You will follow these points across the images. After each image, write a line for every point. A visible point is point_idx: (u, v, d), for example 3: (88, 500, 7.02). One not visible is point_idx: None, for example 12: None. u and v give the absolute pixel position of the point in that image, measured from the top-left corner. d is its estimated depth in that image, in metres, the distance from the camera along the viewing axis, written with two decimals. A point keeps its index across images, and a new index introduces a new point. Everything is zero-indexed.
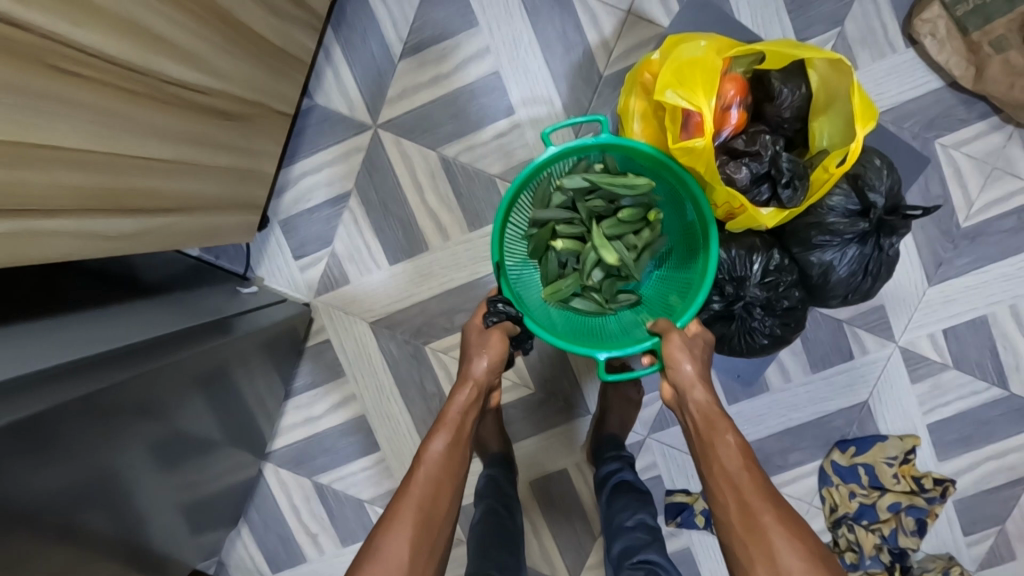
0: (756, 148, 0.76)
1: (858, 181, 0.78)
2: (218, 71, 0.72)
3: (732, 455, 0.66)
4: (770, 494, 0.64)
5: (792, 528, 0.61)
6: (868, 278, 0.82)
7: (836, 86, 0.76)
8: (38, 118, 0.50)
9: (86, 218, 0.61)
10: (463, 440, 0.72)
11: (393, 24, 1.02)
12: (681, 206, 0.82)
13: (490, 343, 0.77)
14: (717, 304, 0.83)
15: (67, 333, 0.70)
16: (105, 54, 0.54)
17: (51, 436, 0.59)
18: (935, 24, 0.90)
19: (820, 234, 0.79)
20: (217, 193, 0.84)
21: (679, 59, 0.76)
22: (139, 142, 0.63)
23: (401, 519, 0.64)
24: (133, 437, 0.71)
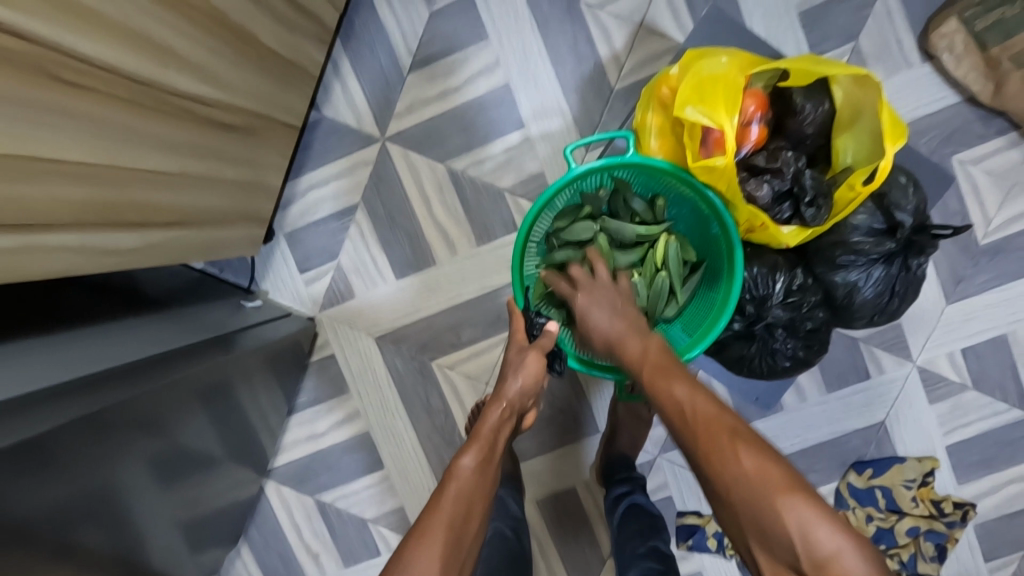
0: (778, 165, 0.73)
1: (883, 200, 0.76)
2: (224, 83, 0.70)
3: (664, 395, 0.59)
4: (705, 415, 0.55)
5: (726, 442, 0.52)
6: (895, 299, 0.79)
7: (862, 102, 0.74)
8: (38, 132, 0.48)
9: (88, 232, 0.59)
10: (494, 459, 0.67)
11: (402, 36, 1.01)
12: (706, 225, 0.79)
13: (527, 364, 0.73)
14: (737, 323, 0.81)
15: (65, 351, 0.68)
16: (111, 66, 0.52)
17: (52, 455, 0.57)
18: (953, 38, 0.88)
19: (845, 253, 0.77)
20: (223, 207, 0.82)
21: (700, 74, 0.74)
22: (143, 156, 0.62)
23: (430, 539, 0.57)
24: (134, 455, 0.69)
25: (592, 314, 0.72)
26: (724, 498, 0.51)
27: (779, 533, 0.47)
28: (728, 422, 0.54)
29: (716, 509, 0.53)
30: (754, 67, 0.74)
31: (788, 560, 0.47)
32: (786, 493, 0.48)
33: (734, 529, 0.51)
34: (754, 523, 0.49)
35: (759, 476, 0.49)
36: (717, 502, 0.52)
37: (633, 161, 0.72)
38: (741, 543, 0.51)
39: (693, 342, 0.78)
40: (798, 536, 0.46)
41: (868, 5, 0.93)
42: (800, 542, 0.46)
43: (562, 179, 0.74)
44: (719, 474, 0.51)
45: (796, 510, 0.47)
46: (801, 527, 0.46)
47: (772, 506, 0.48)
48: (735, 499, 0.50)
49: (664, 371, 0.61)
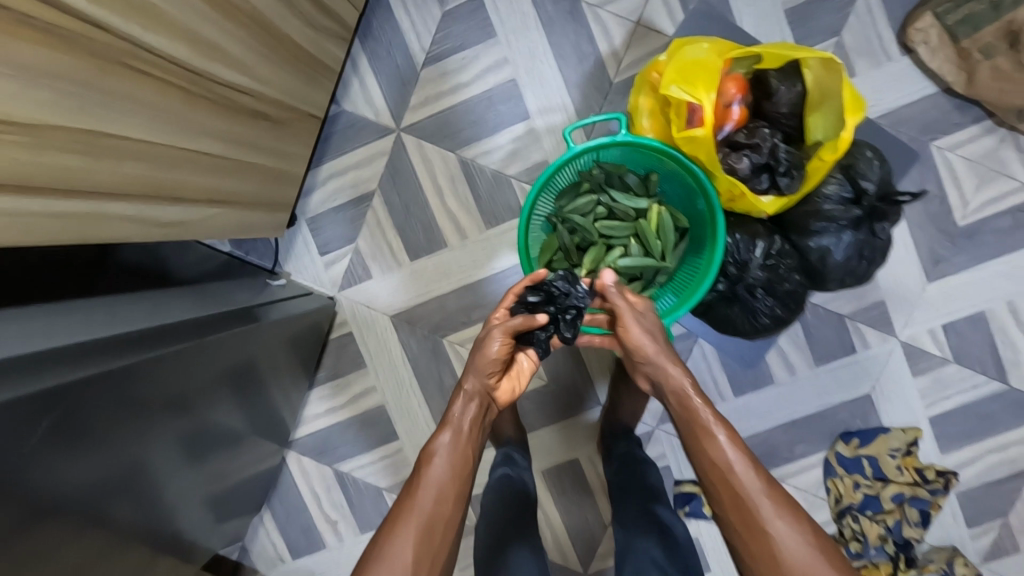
0: (756, 141, 0.81)
1: (850, 171, 0.83)
2: (260, 76, 0.78)
3: (721, 455, 0.69)
4: (770, 490, 0.66)
5: (791, 518, 0.64)
6: (863, 262, 0.85)
7: (828, 84, 0.80)
8: (109, 112, 0.56)
9: (145, 205, 0.67)
10: (468, 440, 0.73)
11: (415, 37, 1.09)
12: (693, 200, 0.84)
13: (490, 346, 0.77)
14: (721, 285, 0.87)
15: (113, 312, 0.75)
16: (169, 57, 0.60)
17: (84, 428, 0.62)
18: (928, 32, 0.94)
19: (818, 221, 0.83)
20: (254, 191, 0.90)
21: (684, 60, 0.81)
22: (191, 138, 0.69)
23: (402, 531, 0.64)
24: (162, 433, 0.75)
25: (648, 330, 0.79)
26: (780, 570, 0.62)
27: None
28: (788, 502, 0.66)
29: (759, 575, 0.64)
30: (733, 51, 0.80)
31: None
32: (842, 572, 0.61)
33: None
34: None
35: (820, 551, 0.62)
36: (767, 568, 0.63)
37: (625, 139, 0.78)
38: None
39: (680, 301, 0.83)
40: None
41: (849, 4, 1.00)
42: None
43: (561, 157, 0.78)
44: (779, 543, 0.63)
45: None
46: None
47: None
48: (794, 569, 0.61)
49: (718, 426, 0.71)
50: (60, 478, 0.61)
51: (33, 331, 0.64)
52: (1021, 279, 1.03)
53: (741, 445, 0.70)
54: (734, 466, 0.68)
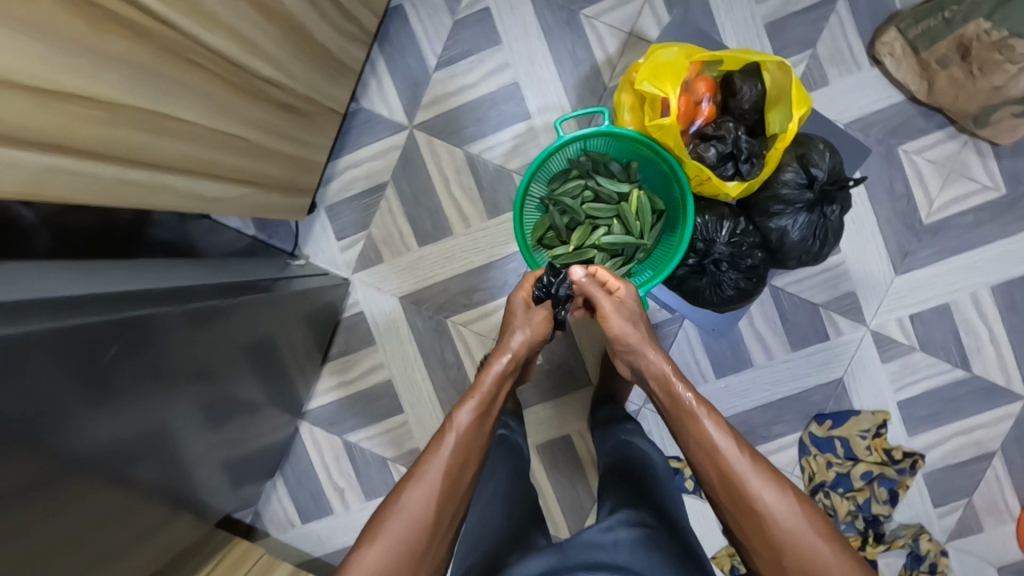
0: (722, 132, 0.89)
1: (803, 159, 0.90)
2: (290, 72, 0.88)
3: (707, 437, 0.73)
4: (758, 467, 0.69)
5: (779, 491, 0.67)
6: (817, 242, 0.94)
7: (783, 83, 0.88)
8: (169, 97, 0.66)
9: (192, 180, 0.77)
10: (492, 410, 0.79)
11: (428, 43, 1.19)
12: (669, 184, 0.93)
13: (535, 318, 0.87)
14: (691, 260, 0.95)
15: (157, 271, 0.85)
16: (219, 52, 0.70)
17: (107, 387, 0.68)
18: (893, 45, 1.05)
19: (777, 204, 0.91)
20: (281, 176, 1.00)
21: (657, 60, 0.90)
22: (232, 124, 0.79)
23: (427, 482, 0.69)
24: (187, 397, 0.84)
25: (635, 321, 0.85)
26: (771, 542, 0.65)
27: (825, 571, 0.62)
28: (777, 477, 0.69)
29: (754, 548, 0.66)
30: (701, 55, 0.90)
31: None
32: (832, 540, 0.63)
33: (771, 564, 0.65)
34: (800, 562, 0.63)
35: (809, 520, 0.65)
36: (758, 539, 0.66)
37: (605, 129, 0.87)
38: None
39: (655, 274, 0.91)
40: None
41: (823, 18, 1.10)
42: None
43: (553, 145, 0.87)
44: (768, 516, 0.66)
45: (838, 557, 0.62)
46: (837, 563, 0.62)
47: (820, 550, 0.63)
48: (783, 540, 0.64)
49: (703, 411, 0.75)
50: (93, 429, 0.68)
51: (97, 280, 0.73)
52: (983, 272, 1.12)
53: (728, 427, 0.73)
54: (720, 448, 0.71)
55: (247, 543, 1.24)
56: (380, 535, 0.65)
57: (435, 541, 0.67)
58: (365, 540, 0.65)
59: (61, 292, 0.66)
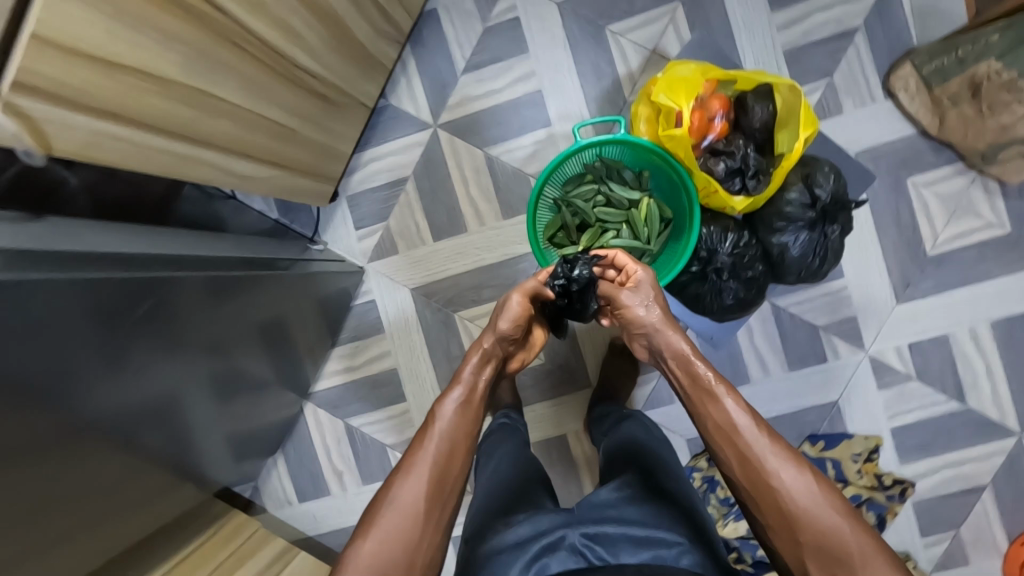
0: (732, 148, 0.93)
1: (808, 179, 0.94)
2: (325, 63, 0.93)
3: (726, 417, 0.72)
4: (777, 446, 0.68)
5: (796, 468, 0.66)
6: (817, 259, 0.97)
7: (793, 104, 0.91)
8: (214, 77, 0.71)
9: (227, 157, 0.81)
10: (476, 400, 0.80)
11: (458, 47, 1.24)
12: (677, 194, 0.97)
13: (510, 305, 0.88)
14: (694, 268, 0.98)
15: (186, 238, 0.89)
16: (263, 39, 0.75)
17: (124, 357, 0.69)
18: (908, 80, 1.08)
19: (780, 220, 0.94)
20: (308, 162, 1.04)
21: (674, 76, 0.94)
22: (268, 107, 0.83)
23: (417, 471, 0.70)
24: (199, 372, 0.86)
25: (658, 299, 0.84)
26: (789, 520, 0.64)
27: (845, 549, 0.60)
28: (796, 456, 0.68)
29: (772, 527, 0.65)
30: (716, 74, 0.94)
31: None
32: (852, 518, 0.62)
33: (790, 543, 0.64)
34: (818, 540, 0.62)
35: (828, 499, 0.64)
36: (776, 517, 0.65)
37: (621, 137, 0.91)
38: (794, 557, 0.64)
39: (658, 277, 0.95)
40: (860, 556, 0.60)
41: (841, 49, 1.13)
42: (861, 560, 0.60)
43: (570, 148, 0.91)
44: (785, 492, 0.65)
45: (858, 535, 0.61)
46: (858, 541, 0.61)
47: (840, 527, 0.61)
48: (801, 518, 0.63)
49: (724, 390, 0.74)
50: (101, 396, 0.68)
51: (135, 238, 0.77)
52: (983, 307, 1.14)
53: (747, 406, 0.73)
54: (738, 426, 0.71)
55: (244, 517, 1.27)
56: (373, 528, 0.67)
57: (430, 531, 0.68)
58: (361, 534, 0.67)
59: (107, 248, 0.70)
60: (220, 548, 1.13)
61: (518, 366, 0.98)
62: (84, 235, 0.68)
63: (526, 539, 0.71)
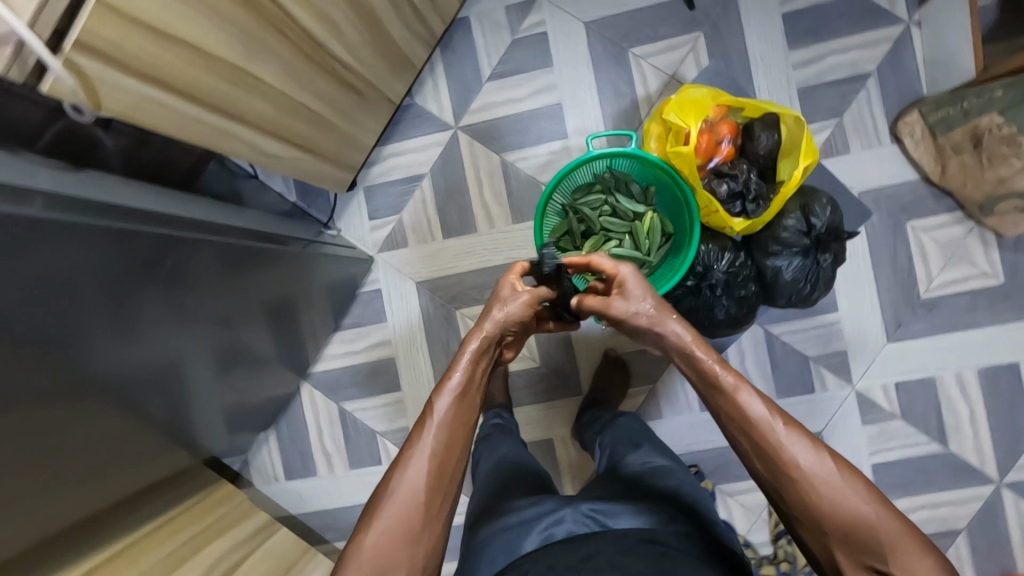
0: (736, 171, 0.97)
1: (806, 208, 0.97)
2: (359, 57, 0.97)
3: (744, 409, 0.69)
4: (796, 436, 0.66)
5: (818, 457, 0.64)
6: (808, 285, 1.00)
7: (797, 135, 0.94)
8: (255, 59, 0.75)
9: (257, 135, 0.85)
10: (470, 389, 0.78)
11: (486, 54, 1.29)
12: (680, 211, 1.01)
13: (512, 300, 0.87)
14: (690, 282, 1.01)
15: (208, 204, 0.93)
16: (304, 28, 0.79)
17: (133, 318, 0.72)
18: (914, 126, 1.12)
19: (776, 244, 0.97)
20: (331, 149, 1.09)
21: (686, 98, 0.98)
22: (301, 92, 0.88)
23: (417, 461, 0.71)
24: (207, 342, 0.90)
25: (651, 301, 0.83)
26: (813, 511, 0.63)
27: (873, 535, 0.60)
28: (818, 443, 0.66)
29: (796, 517, 0.65)
30: (727, 101, 0.98)
31: (873, 562, 0.60)
32: (879, 503, 0.61)
33: (816, 533, 0.64)
34: (844, 528, 0.62)
35: (854, 487, 0.62)
36: (800, 509, 0.64)
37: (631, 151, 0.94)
38: (820, 545, 0.64)
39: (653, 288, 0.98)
40: (889, 543, 0.60)
41: (853, 92, 1.18)
42: (891, 545, 0.60)
43: (582, 156, 0.95)
44: (809, 485, 0.63)
45: (886, 520, 0.60)
46: (887, 528, 0.60)
47: (866, 515, 0.61)
48: (827, 509, 0.62)
49: (739, 383, 0.71)
50: (107, 356, 0.71)
51: (164, 198, 0.81)
52: (971, 354, 1.16)
53: (762, 395, 0.70)
54: (755, 418, 0.68)
55: (231, 487, 1.30)
56: (374, 522, 0.68)
57: (430, 523, 0.69)
58: (363, 528, 0.69)
59: (137, 203, 0.73)
60: (206, 513, 1.16)
61: (512, 357, 0.98)
62: (119, 192, 0.72)
63: (531, 518, 0.77)
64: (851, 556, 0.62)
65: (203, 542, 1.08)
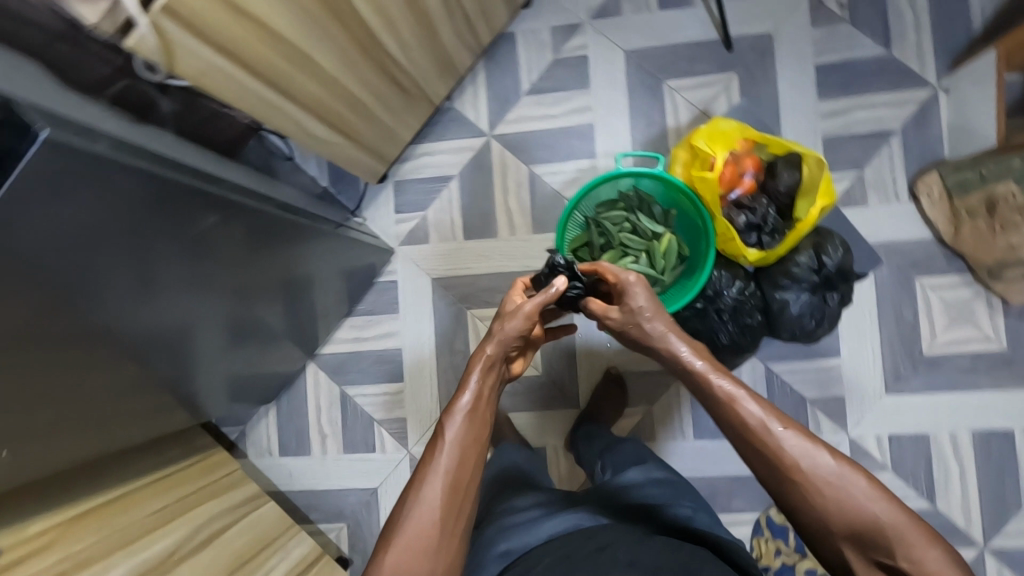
0: (755, 204, 1.00)
1: (818, 247, 1.01)
2: (410, 54, 1.02)
3: (746, 418, 0.72)
4: (797, 441, 0.69)
5: (821, 455, 0.67)
6: (813, 321, 1.03)
7: (817, 177, 0.98)
8: (316, 43, 0.80)
9: (305, 116, 0.90)
10: (480, 408, 0.80)
11: (527, 70, 1.34)
12: (698, 237, 1.05)
13: (512, 317, 0.88)
14: (699, 304, 1.04)
15: (247, 174, 0.97)
16: (364, 21, 0.84)
17: (148, 271, 0.68)
18: (932, 187, 1.16)
19: (786, 278, 1.01)
20: (370, 139, 1.13)
21: (715, 129, 1.02)
22: (351, 81, 0.92)
23: (430, 485, 0.73)
24: (218, 308, 0.89)
25: (654, 311, 0.86)
26: (819, 510, 0.66)
27: (878, 526, 0.63)
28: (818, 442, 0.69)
29: (802, 517, 0.67)
30: (754, 137, 1.02)
31: (881, 553, 0.63)
32: (882, 496, 0.65)
33: (824, 532, 0.66)
34: (849, 522, 0.65)
35: (858, 484, 0.65)
36: (808, 510, 0.67)
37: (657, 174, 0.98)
38: (828, 542, 0.67)
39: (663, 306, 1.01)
40: (894, 533, 0.63)
41: (876, 147, 1.21)
42: (895, 536, 0.63)
43: (611, 172, 0.99)
44: (815, 484, 0.66)
45: (888, 509, 0.64)
46: (893, 520, 0.63)
47: (871, 508, 0.64)
48: (836, 506, 0.65)
49: (742, 394, 0.74)
50: (110, 306, 0.67)
51: (209, 160, 0.85)
52: (967, 416, 1.18)
53: (759, 400, 0.73)
54: (755, 425, 0.71)
55: (225, 455, 1.32)
56: (393, 543, 0.71)
57: (446, 538, 0.72)
58: (383, 548, 0.71)
59: (166, 149, 0.70)
60: (199, 475, 1.18)
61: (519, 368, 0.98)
62: (169, 145, 0.75)
63: (536, 518, 0.85)
64: (859, 552, 0.65)
65: (193, 502, 1.10)
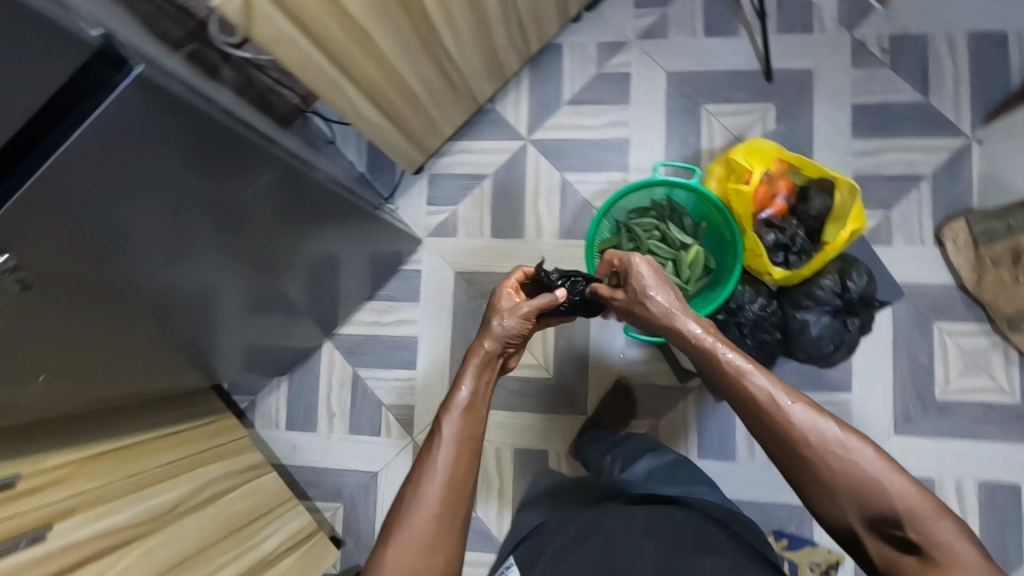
0: (785, 225, 1.03)
1: (843, 273, 1.02)
2: (464, 51, 1.06)
3: (756, 392, 0.73)
4: (806, 415, 0.69)
5: (829, 426, 0.68)
6: (831, 345, 1.04)
7: (847, 204, 1.00)
8: (381, 27, 0.83)
9: (359, 96, 0.93)
10: (478, 401, 0.81)
11: (571, 80, 1.38)
12: (725, 251, 1.07)
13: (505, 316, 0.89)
14: (721, 316, 1.07)
15: (297, 146, 1.00)
16: (428, 12, 0.88)
17: (187, 226, 0.68)
18: (958, 233, 1.17)
19: (809, 300, 1.02)
20: (414, 128, 1.17)
21: (753, 148, 1.04)
22: (406, 68, 0.96)
23: (427, 479, 0.73)
24: (250, 269, 0.90)
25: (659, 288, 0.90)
26: (827, 484, 0.67)
27: (886, 501, 0.64)
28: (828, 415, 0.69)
29: (810, 489, 0.68)
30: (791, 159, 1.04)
31: (892, 526, 0.63)
32: (891, 469, 0.65)
33: (835, 507, 0.67)
34: (854, 493, 0.65)
35: (867, 458, 0.65)
36: (818, 487, 0.67)
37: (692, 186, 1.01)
38: (838, 516, 0.67)
39: None
40: (903, 510, 0.62)
41: (906, 190, 1.23)
42: (904, 511, 0.62)
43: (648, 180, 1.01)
44: (824, 459, 0.67)
45: (897, 483, 0.64)
46: (902, 496, 0.63)
47: (879, 484, 0.64)
48: (844, 480, 0.66)
49: (753, 369, 0.75)
50: (148, 254, 0.67)
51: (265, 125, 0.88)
52: (974, 465, 1.17)
53: (767, 373, 0.74)
54: (764, 399, 0.72)
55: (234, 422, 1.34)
56: (394, 536, 0.71)
57: (446, 531, 0.72)
58: (382, 542, 0.71)
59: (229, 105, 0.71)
60: (208, 437, 1.20)
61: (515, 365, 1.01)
62: (234, 105, 0.78)
63: None
64: (871, 528, 0.65)
65: (200, 462, 1.11)
